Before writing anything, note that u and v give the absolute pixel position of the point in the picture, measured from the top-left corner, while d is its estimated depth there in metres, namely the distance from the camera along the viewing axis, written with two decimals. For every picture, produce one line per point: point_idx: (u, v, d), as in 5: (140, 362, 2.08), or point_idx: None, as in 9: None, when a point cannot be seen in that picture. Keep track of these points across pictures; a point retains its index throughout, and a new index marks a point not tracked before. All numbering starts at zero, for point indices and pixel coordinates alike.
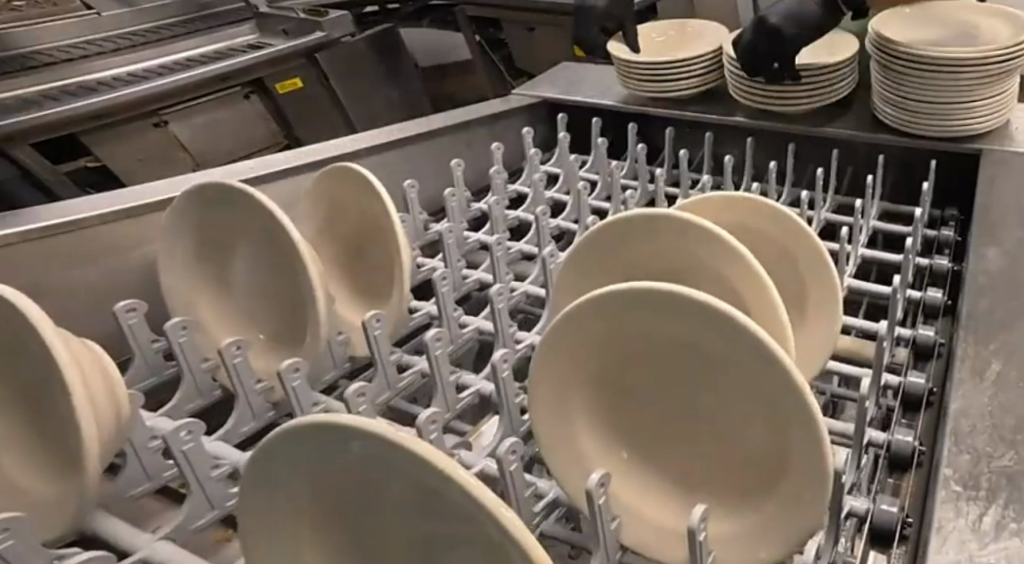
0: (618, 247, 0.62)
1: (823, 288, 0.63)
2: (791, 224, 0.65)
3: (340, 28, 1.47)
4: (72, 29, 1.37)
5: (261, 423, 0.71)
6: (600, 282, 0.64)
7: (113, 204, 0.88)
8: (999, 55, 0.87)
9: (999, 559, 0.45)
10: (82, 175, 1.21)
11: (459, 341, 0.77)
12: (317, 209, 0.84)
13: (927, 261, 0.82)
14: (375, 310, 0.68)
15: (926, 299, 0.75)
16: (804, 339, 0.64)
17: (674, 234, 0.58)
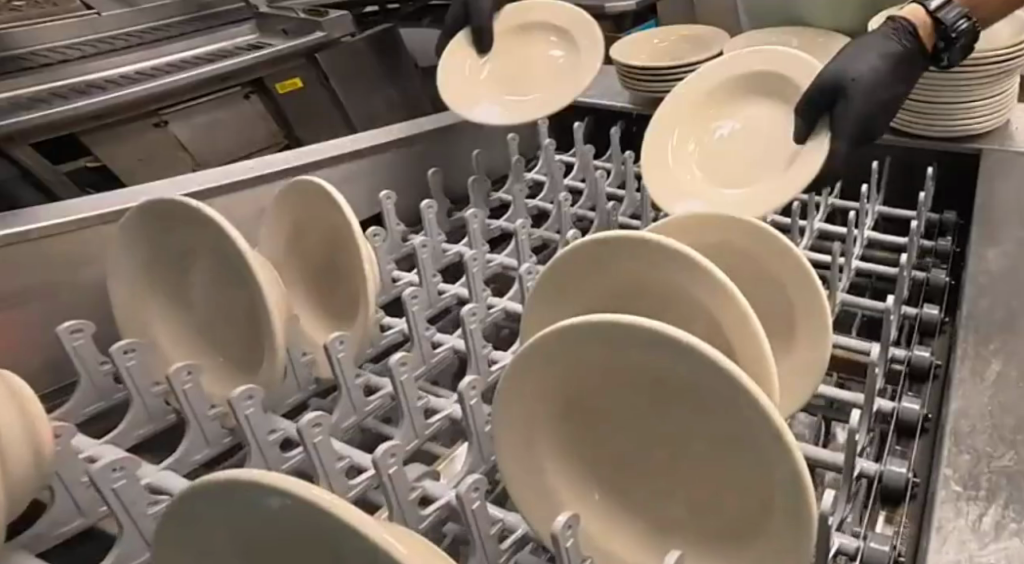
0: (594, 270, 0.60)
1: (811, 315, 0.62)
2: (776, 246, 0.63)
3: (340, 29, 1.48)
4: (72, 29, 1.37)
5: (215, 450, 0.71)
6: (579, 303, 0.63)
7: (114, 203, 0.87)
8: (1000, 56, 0.86)
9: (998, 559, 0.46)
10: (82, 176, 1.20)
11: (431, 362, 0.77)
12: (285, 227, 0.83)
13: (923, 275, 0.81)
14: (337, 333, 0.68)
15: (922, 315, 0.75)
16: (793, 365, 0.63)
17: (653, 259, 0.56)
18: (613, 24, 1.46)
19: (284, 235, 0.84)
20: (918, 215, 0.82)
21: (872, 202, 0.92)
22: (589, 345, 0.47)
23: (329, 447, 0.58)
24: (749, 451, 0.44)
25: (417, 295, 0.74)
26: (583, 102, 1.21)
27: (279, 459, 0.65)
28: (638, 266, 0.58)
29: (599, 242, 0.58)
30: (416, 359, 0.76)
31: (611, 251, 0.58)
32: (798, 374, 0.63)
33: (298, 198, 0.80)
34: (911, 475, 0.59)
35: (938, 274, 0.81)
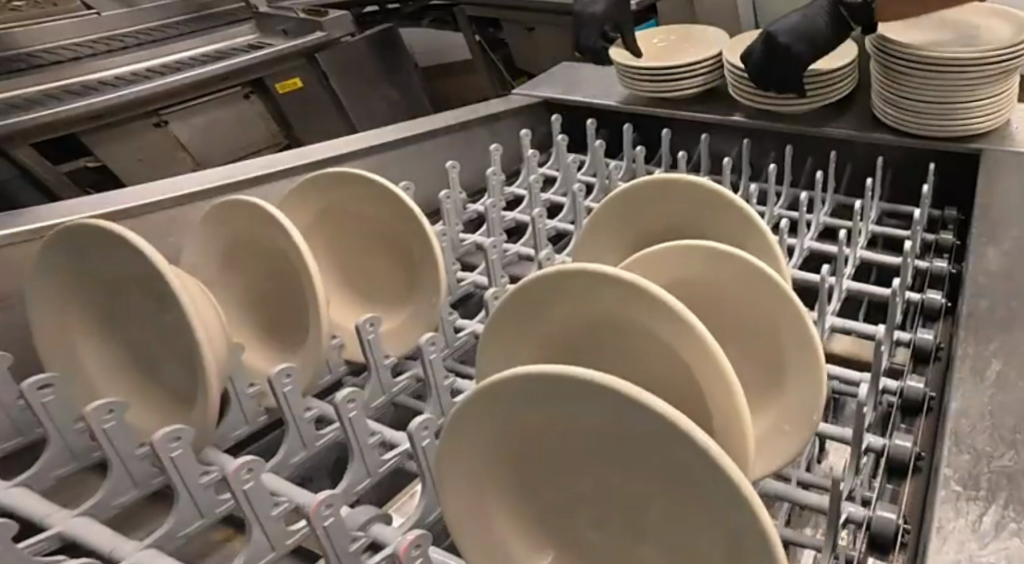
0: (554, 305, 0.53)
1: (806, 359, 0.56)
2: (764, 281, 0.57)
3: (340, 28, 1.47)
4: (72, 29, 1.38)
5: (144, 490, 0.67)
6: (537, 342, 0.55)
7: (107, 205, 0.89)
8: (1001, 54, 0.86)
9: (998, 559, 0.46)
10: (82, 175, 1.22)
11: (391, 393, 0.74)
12: (235, 250, 0.78)
13: (918, 296, 0.77)
14: (285, 366, 0.65)
15: (918, 340, 0.71)
16: (782, 407, 0.58)
17: (613, 296, 0.49)
18: None
19: (237, 260, 0.79)
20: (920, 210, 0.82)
21: (876, 196, 0.93)
22: (533, 399, 0.42)
23: (262, 493, 0.58)
24: (715, 523, 0.38)
25: (375, 324, 0.70)
26: (585, 102, 1.20)
27: (212, 503, 0.63)
28: (599, 307, 0.51)
29: (551, 276, 0.51)
30: (374, 391, 0.73)
31: (564, 288, 0.51)
32: (788, 420, 0.57)
33: (237, 217, 0.75)
34: (902, 521, 0.56)
35: (933, 296, 0.76)
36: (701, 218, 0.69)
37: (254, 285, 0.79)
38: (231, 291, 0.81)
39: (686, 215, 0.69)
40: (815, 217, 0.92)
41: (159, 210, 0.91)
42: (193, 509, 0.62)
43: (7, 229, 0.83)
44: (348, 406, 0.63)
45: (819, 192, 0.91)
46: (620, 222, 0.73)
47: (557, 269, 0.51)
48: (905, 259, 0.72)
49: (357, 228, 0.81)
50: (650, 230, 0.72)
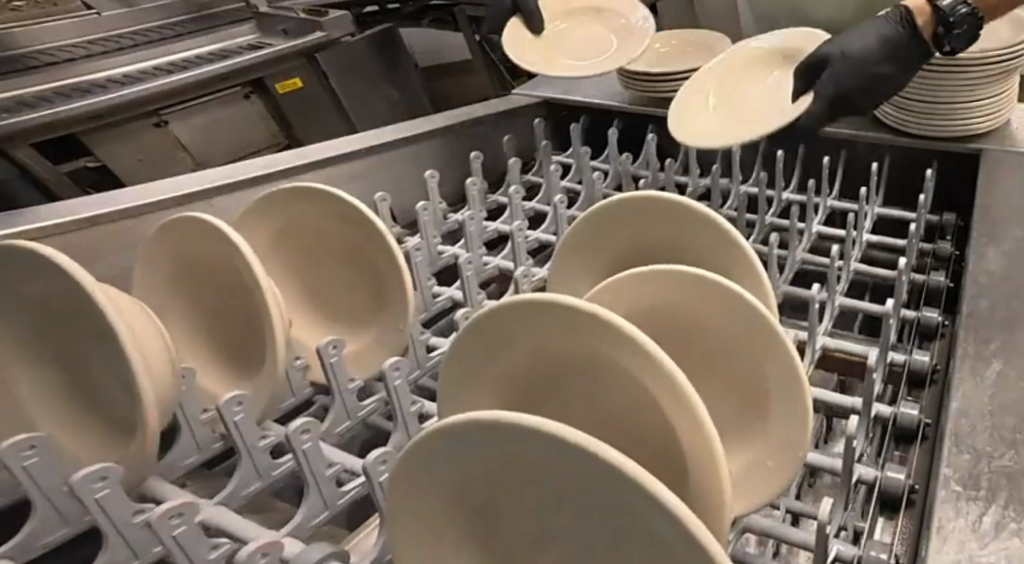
0: (520, 334, 0.50)
1: (788, 389, 0.54)
2: (748, 315, 0.55)
3: (340, 28, 1.46)
4: (72, 29, 1.38)
5: (75, 528, 0.61)
6: (503, 370, 0.52)
7: (104, 205, 0.89)
8: (1001, 55, 0.86)
9: (999, 559, 0.46)
10: (82, 175, 1.22)
11: (357, 417, 0.74)
12: (199, 272, 0.76)
13: (915, 313, 0.75)
14: (235, 394, 0.64)
15: (912, 362, 0.69)
16: (766, 444, 0.56)
17: (577, 328, 0.47)
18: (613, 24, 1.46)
19: (200, 283, 0.77)
20: (919, 220, 0.81)
21: (872, 203, 0.92)
22: (482, 443, 0.39)
23: (195, 535, 0.56)
24: None
25: (339, 346, 0.70)
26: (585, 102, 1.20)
27: (147, 542, 0.58)
28: (562, 339, 0.48)
29: (517, 306, 0.48)
30: (338, 414, 0.72)
31: (528, 318, 0.48)
32: (770, 456, 0.55)
33: (194, 238, 0.73)
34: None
35: (928, 312, 0.75)
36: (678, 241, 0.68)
37: (219, 306, 0.77)
38: (191, 310, 0.79)
39: (668, 233, 0.68)
40: (807, 226, 0.91)
41: (160, 211, 0.91)
42: (126, 550, 0.57)
43: (8, 229, 0.83)
44: (303, 437, 0.62)
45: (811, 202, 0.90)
46: (592, 244, 0.72)
47: (518, 299, 0.48)
48: (899, 276, 0.69)
49: (333, 247, 0.80)
50: (629, 249, 0.71)
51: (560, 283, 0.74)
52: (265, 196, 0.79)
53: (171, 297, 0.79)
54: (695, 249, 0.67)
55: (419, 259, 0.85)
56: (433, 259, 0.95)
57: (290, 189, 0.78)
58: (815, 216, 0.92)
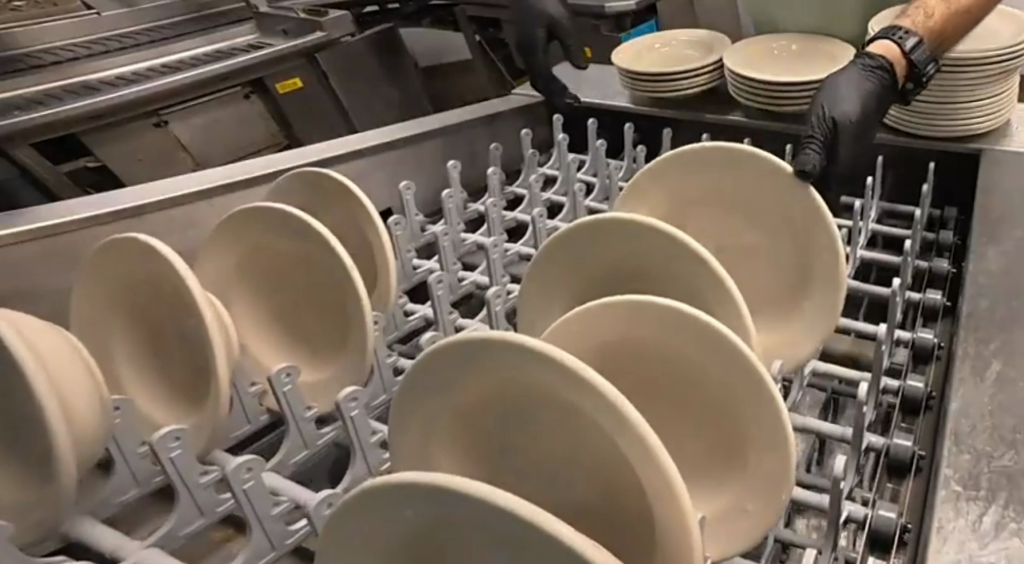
0: (476, 374, 0.44)
1: (769, 426, 0.50)
2: (738, 359, 0.50)
3: (340, 28, 1.46)
4: (72, 29, 1.39)
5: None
6: (455, 408, 0.47)
7: (98, 207, 0.89)
8: (1001, 54, 0.86)
9: (999, 559, 0.46)
10: (82, 175, 1.22)
11: (315, 446, 0.73)
12: (150, 296, 0.74)
13: (909, 334, 0.72)
14: (173, 430, 0.62)
15: (906, 389, 0.67)
16: (745, 484, 0.52)
17: (518, 369, 0.42)
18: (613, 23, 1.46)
19: (150, 309, 0.74)
20: (915, 228, 0.80)
21: (868, 218, 0.89)
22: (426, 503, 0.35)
23: None
24: None
25: (292, 374, 0.69)
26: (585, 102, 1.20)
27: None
28: (505, 380, 0.43)
29: (478, 342, 0.42)
30: (295, 445, 0.72)
31: (467, 358, 0.43)
32: (748, 498, 0.52)
33: (135, 262, 0.71)
34: None
35: (924, 334, 0.72)
36: (665, 268, 0.62)
37: (170, 338, 0.75)
38: (145, 334, 0.77)
39: (644, 254, 0.63)
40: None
41: (160, 211, 0.91)
42: None
43: (7, 229, 0.83)
44: (245, 477, 0.62)
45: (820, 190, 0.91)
46: (570, 257, 0.66)
47: (456, 338, 0.43)
48: (893, 302, 0.65)
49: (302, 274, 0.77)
50: (607, 270, 0.66)
51: (536, 301, 0.69)
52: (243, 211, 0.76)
53: (118, 322, 0.77)
54: (674, 273, 0.62)
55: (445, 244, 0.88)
56: (408, 274, 0.93)
57: (258, 207, 0.75)
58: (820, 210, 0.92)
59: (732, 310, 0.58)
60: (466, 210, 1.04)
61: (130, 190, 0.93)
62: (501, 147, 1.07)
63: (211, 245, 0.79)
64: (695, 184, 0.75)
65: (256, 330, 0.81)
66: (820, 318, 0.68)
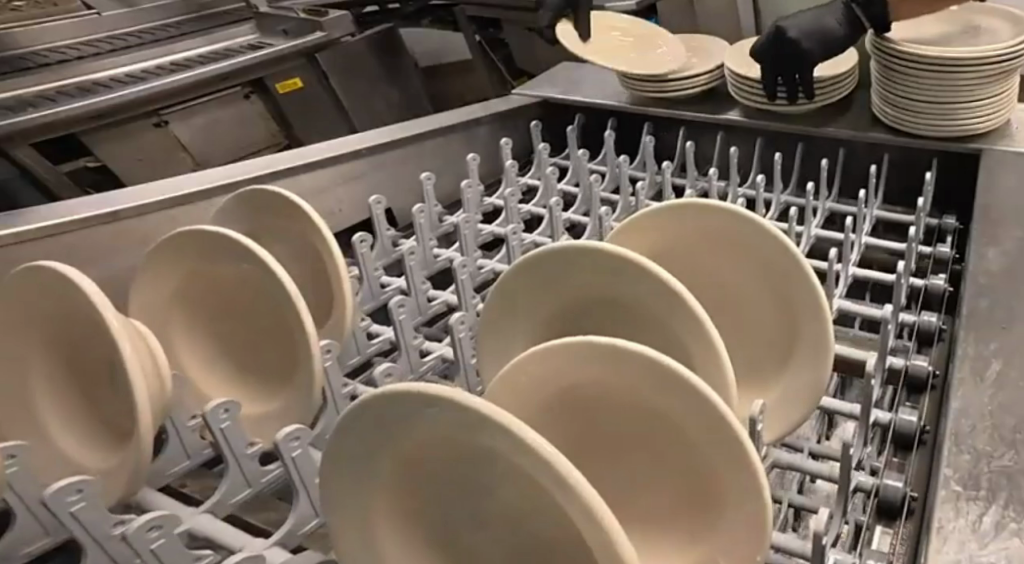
0: (404, 429, 0.39)
1: (740, 483, 0.45)
2: (707, 407, 0.44)
3: (340, 28, 1.46)
4: (72, 29, 1.39)
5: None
6: (383, 463, 0.42)
7: (96, 207, 0.89)
8: (1001, 55, 0.86)
9: (999, 559, 0.46)
10: (82, 175, 1.22)
11: (261, 483, 0.68)
12: (68, 329, 0.66)
13: (901, 361, 0.69)
14: (74, 480, 0.54)
15: (897, 423, 0.63)
16: (713, 540, 0.47)
17: (447, 426, 0.37)
18: None
19: (70, 342, 0.67)
20: (919, 221, 0.80)
21: (861, 231, 0.86)
22: None
23: None
24: None
25: (230, 409, 0.62)
26: (586, 102, 1.20)
27: None
28: (439, 438, 0.39)
29: (402, 401, 0.38)
30: (234, 484, 0.66)
31: (391, 413, 0.39)
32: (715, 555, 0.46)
33: (39, 288, 0.64)
34: None
35: (918, 362, 0.69)
36: (634, 299, 0.58)
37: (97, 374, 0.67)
38: (67, 367, 0.69)
39: (610, 288, 0.58)
40: (804, 228, 0.89)
41: (160, 211, 0.91)
42: None
43: (8, 229, 0.83)
44: (150, 537, 0.55)
45: (810, 204, 0.88)
46: (531, 287, 0.62)
47: (376, 394, 0.39)
48: (884, 328, 0.65)
49: (256, 298, 0.72)
50: (579, 302, 0.61)
51: (500, 322, 0.64)
52: (190, 232, 0.72)
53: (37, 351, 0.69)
54: (643, 307, 0.58)
55: (414, 263, 0.85)
56: (377, 293, 0.90)
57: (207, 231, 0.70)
58: (813, 219, 0.91)
59: (706, 348, 0.54)
60: (440, 224, 1.02)
61: (128, 190, 0.93)
62: (477, 158, 1.05)
63: (154, 266, 0.75)
64: (669, 241, 0.67)
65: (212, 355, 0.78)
66: (799, 398, 0.61)
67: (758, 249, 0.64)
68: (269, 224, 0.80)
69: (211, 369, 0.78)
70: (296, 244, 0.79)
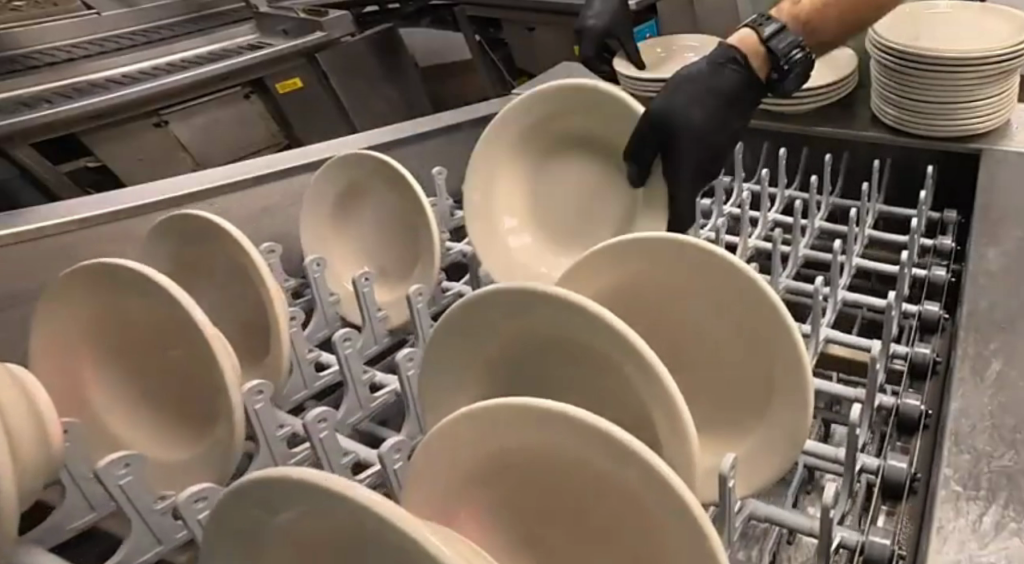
0: (295, 510, 0.35)
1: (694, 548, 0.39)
2: (658, 489, 0.39)
3: (340, 28, 1.46)
4: (72, 29, 1.39)
5: None
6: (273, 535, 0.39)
7: (95, 207, 0.89)
8: (1002, 55, 0.86)
9: (999, 559, 0.46)
10: (82, 175, 1.22)
11: (171, 540, 0.64)
12: None
13: (893, 401, 0.66)
14: None
15: (886, 470, 0.59)
16: None
17: (326, 512, 0.34)
18: None
19: None
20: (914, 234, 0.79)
21: (851, 254, 0.83)
22: None
23: None
24: None
25: (130, 462, 0.61)
26: None
27: None
28: (324, 523, 0.35)
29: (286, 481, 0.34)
30: (139, 540, 0.63)
31: (269, 493, 0.36)
32: None
33: None
34: None
35: (910, 401, 0.65)
36: (591, 348, 0.52)
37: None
38: None
39: (561, 331, 0.52)
40: (793, 248, 0.86)
41: (160, 210, 0.92)
42: None
43: (8, 229, 0.83)
44: None
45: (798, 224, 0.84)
46: (474, 328, 0.56)
47: (245, 477, 0.37)
48: (872, 368, 0.60)
49: (172, 334, 0.69)
50: (527, 343, 0.55)
51: (451, 360, 0.59)
52: (113, 262, 0.68)
53: None
54: (599, 351, 0.51)
55: (367, 290, 0.81)
56: (330, 322, 0.87)
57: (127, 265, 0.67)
58: (801, 239, 0.88)
59: (664, 406, 0.48)
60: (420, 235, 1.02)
61: (124, 190, 0.92)
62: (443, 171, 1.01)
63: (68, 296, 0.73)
64: (644, 276, 0.61)
65: (139, 388, 0.75)
66: (770, 451, 0.55)
67: (734, 289, 0.56)
68: (208, 259, 0.79)
69: (140, 415, 0.75)
70: (235, 268, 0.77)
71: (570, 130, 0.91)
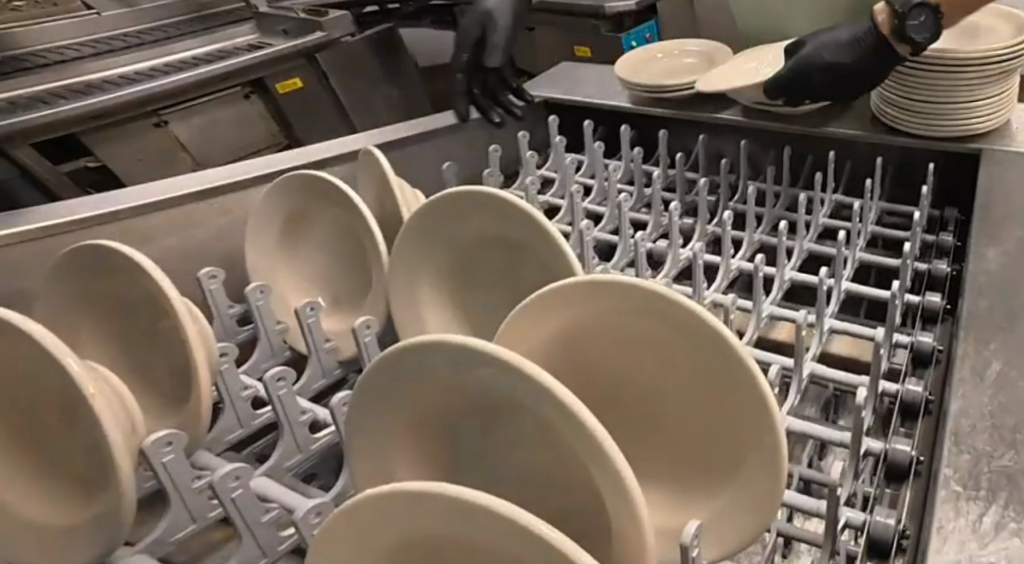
0: None
1: None
2: None
3: (340, 28, 1.45)
4: (72, 29, 1.39)
5: None
6: None
7: (99, 207, 0.89)
8: (1002, 55, 0.86)
9: (999, 559, 0.46)
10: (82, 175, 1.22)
11: None
12: None
13: (881, 446, 0.62)
14: None
15: (872, 526, 0.56)
16: None
17: None
18: (614, 23, 1.45)
19: None
20: (915, 235, 0.79)
21: (840, 278, 0.80)
22: None
23: None
24: None
25: None
26: (584, 102, 1.20)
27: None
28: None
29: None
30: None
31: None
32: None
33: None
34: None
35: (900, 446, 0.61)
36: (524, 409, 0.46)
37: None
38: None
39: (495, 392, 0.46)
40: (779, 270, 0.83)
41: (159, 210, 0.91)
42: None
43: (8, 229, 0.84)
44: None
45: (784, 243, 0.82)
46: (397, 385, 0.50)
47: None
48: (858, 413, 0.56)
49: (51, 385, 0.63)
50: (457, 402, 0.49)
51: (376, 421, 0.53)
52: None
53: None
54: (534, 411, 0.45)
55: (313, 322, 0.80)
56: (277, 351, 0.86)
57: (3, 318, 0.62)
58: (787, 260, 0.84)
59: (610, 479, 0.42)
60: None
61: (122, 190, 0.92)
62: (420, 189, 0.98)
63: None
64: (592, 317, 0.54)
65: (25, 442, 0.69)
66: (736, 521, 0.50)
67: (695, 335, 0.51)
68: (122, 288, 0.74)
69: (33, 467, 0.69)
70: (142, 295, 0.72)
71: (497, 232, 0.72)
